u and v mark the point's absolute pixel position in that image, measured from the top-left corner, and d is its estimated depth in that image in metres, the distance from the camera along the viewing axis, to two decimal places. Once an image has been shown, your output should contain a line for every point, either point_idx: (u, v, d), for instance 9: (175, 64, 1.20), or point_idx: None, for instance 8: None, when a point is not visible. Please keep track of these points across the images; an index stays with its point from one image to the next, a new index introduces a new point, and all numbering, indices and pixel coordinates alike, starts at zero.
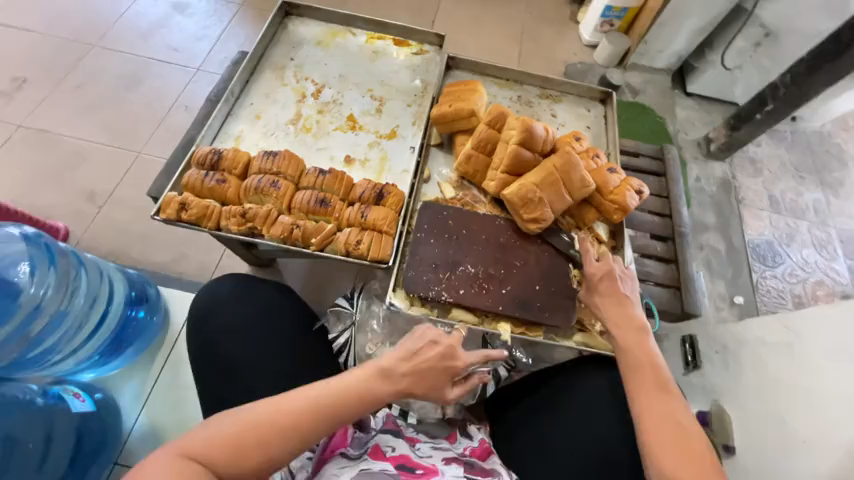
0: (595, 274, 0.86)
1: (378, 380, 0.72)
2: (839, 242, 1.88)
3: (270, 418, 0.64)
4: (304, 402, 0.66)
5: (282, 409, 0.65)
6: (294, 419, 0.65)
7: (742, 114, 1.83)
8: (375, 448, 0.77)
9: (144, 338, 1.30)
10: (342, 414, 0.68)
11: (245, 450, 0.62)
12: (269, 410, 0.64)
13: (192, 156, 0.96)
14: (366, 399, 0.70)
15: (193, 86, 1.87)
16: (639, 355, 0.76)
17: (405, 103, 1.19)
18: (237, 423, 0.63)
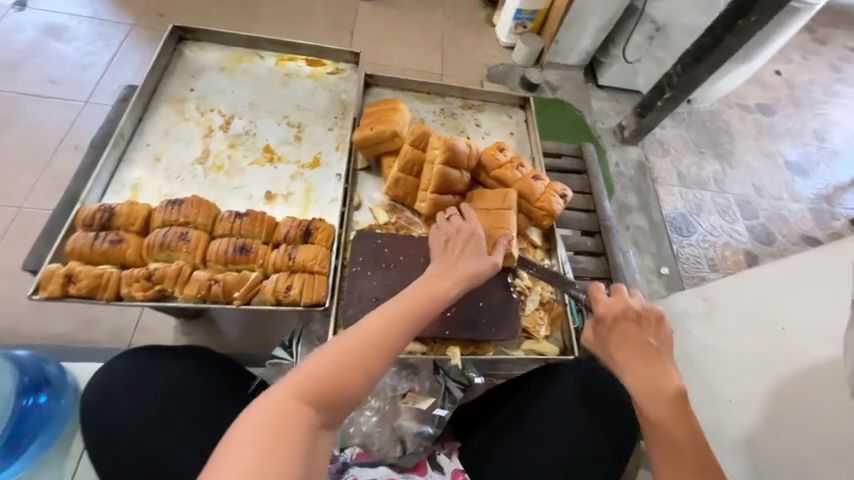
0: (612, 313, 0.73)
1: (435, 281, 0.73)
2: (738, 206, 2.13)
3: (360, 342, 0.61)
4: (383, 318, 0.65)
5: (356, 345, 0.61)
6: (381, 333, 0.63)
7: (646, 103, 2.00)
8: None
9: (51, 428, 1.11)
10: (423, 317, 0.68)
11: (342, 381, 0.58)
12: (354, 338, 0.61)
13: (76, 216, 0.83)
14: (437, 296, 0.71)
15: (82, 121, 1.63)
16: (672, 432, 0.62)
17: (326, 127, 1.13)
18: (327, 358, 0.59)
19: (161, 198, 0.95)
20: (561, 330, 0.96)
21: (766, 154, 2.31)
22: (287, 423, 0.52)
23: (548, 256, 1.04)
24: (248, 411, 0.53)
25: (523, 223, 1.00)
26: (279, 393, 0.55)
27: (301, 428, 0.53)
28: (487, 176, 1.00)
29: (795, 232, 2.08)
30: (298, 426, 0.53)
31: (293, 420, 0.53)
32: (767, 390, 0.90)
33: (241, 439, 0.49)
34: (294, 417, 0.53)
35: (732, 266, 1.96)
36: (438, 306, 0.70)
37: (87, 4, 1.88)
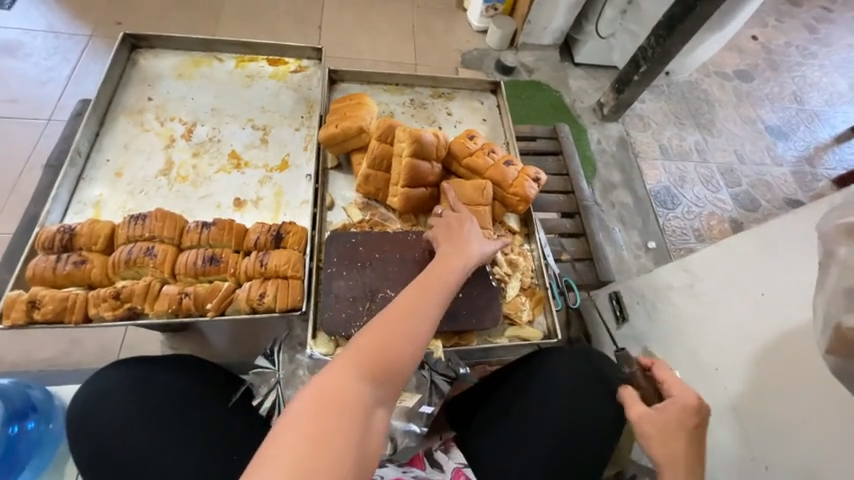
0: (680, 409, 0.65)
1: (452, 258, 0.74)
2: (721, 175, 2.13)
3: (403, 313, 0.61)
4: (416, 289, 0.66)
5: (392, 323, 0.60)
6: (418, 303, 0.64)
7: (623, 78, 1.99)
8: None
9: (43, 453, 1.10)
10: (453, 283, 0.70)
11: (394, 350, 0.58)
12: (396, 310, 0.62)
13: (36, 239, 0.81)
14: (461, 264, 0.73)
15: (46, 140, 1.58)
16: None
17: (293, 127, 1.11)
18: (374, 332, 0.58)
19: (125, 214, 0.93)
20: (545, 314, 0.96)
21: (746, 120, 2.30)
22: (348, 395, 0.52)
23: (527, 241, 1.03)
24: (308, 389, 0.52)
25: (498, 210, 0.98)
26: (336, 369, 0.54)
27: (361, 400, 0.53)
28: (459, 164, 0.99)
29: (778, 196, 2.10)
30: (357, 398, 0.52)
31: (351, 392, 0.52)
32: (750, 357, 0.91)
33: (306, 416, 0.48)
34: (351, 390, 0.53)
35: (718, 235, 1.97)
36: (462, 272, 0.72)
37: (40, 18, 1.82)
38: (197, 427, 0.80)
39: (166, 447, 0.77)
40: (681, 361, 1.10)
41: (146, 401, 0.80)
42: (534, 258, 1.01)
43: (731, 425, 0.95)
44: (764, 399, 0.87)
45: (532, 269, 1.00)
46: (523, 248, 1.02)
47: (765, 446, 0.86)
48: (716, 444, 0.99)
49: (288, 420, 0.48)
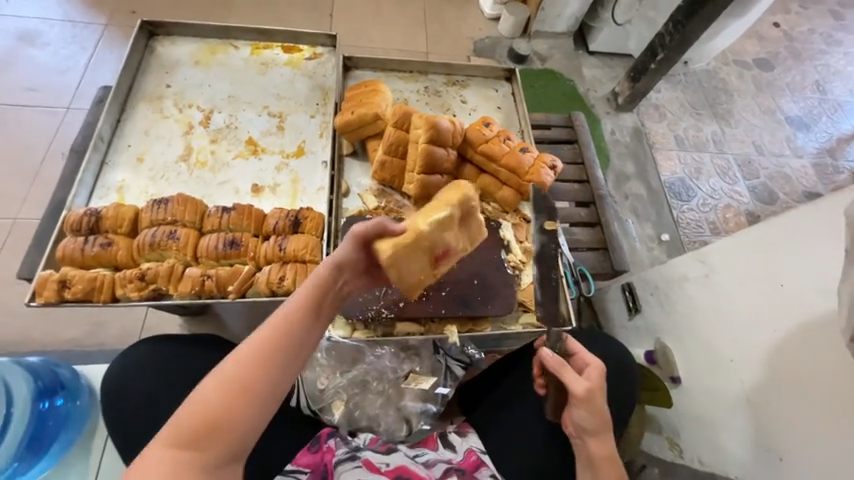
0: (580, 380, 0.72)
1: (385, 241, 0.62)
2: (738, 166, 2.09)
3: (242, 368, 0.50)
4: (261, 336, 0.52)
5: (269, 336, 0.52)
6: (269, 352, 0.51)
7: (639, 66, 1.95)
8: (368, 463, 0.74)
9: (70, 428, 1.15)
10: (316, 315, 0.56)
11: (230, 415, 0.48)
12: (233, 363, 0.50)
13: (64, 222, 0.83)
14: (331, 287, 0.57)
15: (66, 128, 1.61)
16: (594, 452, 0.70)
17: (308, 114, 1.11)
18: (198, 403, 0.48)
19: (147, 198, 0.95)
20: None
21: (766, 111, 2.25)
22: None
23: None
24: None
25: (513, 197, 0.98)
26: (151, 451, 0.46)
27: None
28: (474, 151, 0.98)
29: (797, 189, 2.05)
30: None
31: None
32: (767, 348, 0.90)
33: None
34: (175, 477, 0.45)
35: (734, 228, 1.94)
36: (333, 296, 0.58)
37: (57, 8, 1.84)
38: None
39: None
40: (695, 351, 1.10)
41: (171, 381, 0.82)
42: None
43: (745, 415, 0.95)
44: (780, 389, 0.87)
45: None
46: None
47: (780, 435, 0.86)
48: (728, 434, 1.00)
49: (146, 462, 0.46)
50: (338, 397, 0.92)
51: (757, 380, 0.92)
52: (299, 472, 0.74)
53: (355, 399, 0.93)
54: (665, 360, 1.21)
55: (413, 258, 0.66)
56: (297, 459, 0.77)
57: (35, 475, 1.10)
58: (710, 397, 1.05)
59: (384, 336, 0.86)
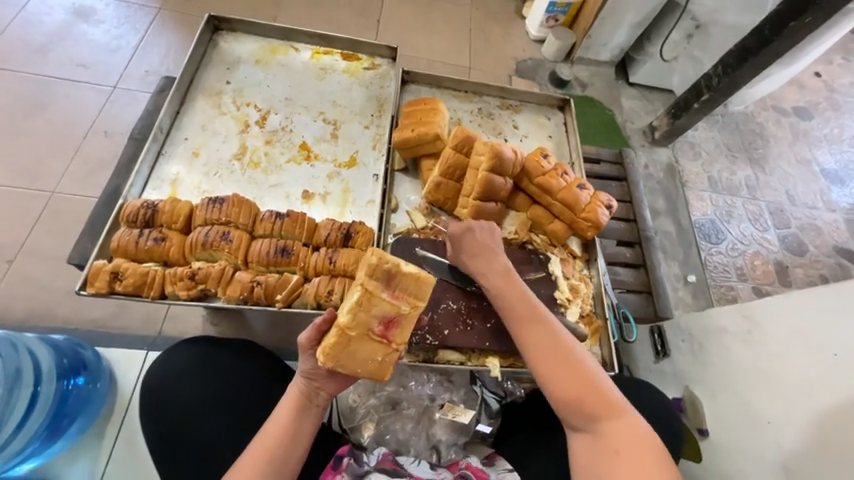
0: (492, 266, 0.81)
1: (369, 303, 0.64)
2: (769, 214, 2.06)
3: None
4: (255, 459, 0.62)
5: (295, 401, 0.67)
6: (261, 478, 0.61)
7: (681, 103, 1.93)
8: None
9: (90, 410, 1.13)
10: (299, 437, 0.66)
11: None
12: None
13: (120, 212, 0.83)
14: (308, 406, 0.67)
15: (110, 108, 1.63)
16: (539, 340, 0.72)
17: (362, 125, 1.11)
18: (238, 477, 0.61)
19: (200, 194, 0.95)
20: (600, 344, 0.94)
21: (801, 160, 2.22)
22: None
23: (587, 267, 1.02)
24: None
25: (564, 232, 0.97)
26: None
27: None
28: (530, 182, 0.97)
29: (827, 243, 2.01)
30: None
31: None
32: (809, 416, 0.88)
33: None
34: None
35: (760, 276, 1.91)
36: (310, 415, 0.68)
37: None
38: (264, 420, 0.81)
39: (233, 438, 0.78)
40: (726, 407, 1.07)
41: (216, 392, 0.82)
42: (594, 285, 1.00)
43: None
44: (816, 462, 0.85)
45: (592, 296, 0.98)
46: (583, 273, 1.00)
47: None
48: None
49: None
50: (369, 419, 0.93)
51: (793, 448, 0.90)
52: None
53: (386, 421, 0.92)
54: (692, 411, 1.17)
55: (360, 339, 0.65)
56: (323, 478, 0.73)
57: (52, 453, 1.10)
58: (741, 456, 1.02)
59: (424, 361, 0.86)
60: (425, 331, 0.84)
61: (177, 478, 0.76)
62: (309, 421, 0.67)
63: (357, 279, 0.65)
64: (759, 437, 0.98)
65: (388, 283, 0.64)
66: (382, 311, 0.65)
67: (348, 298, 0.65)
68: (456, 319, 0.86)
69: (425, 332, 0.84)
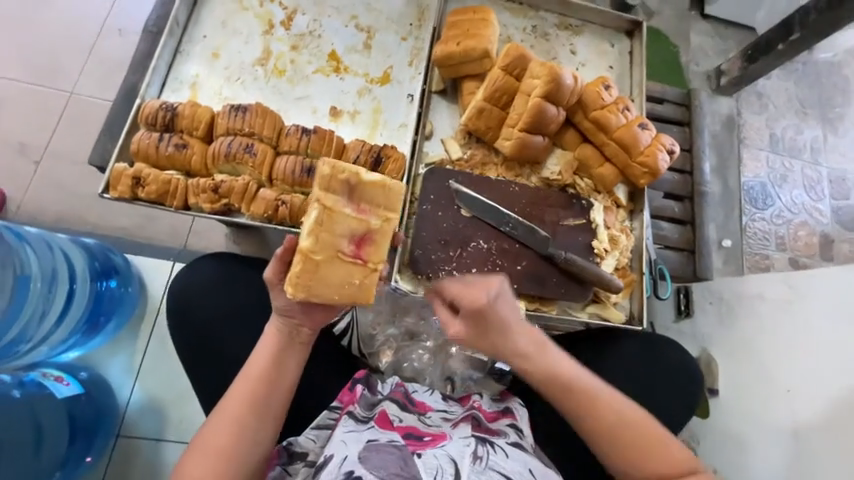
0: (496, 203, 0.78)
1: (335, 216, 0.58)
2: (828, 182, 1.87)
3: (226, 430, 0.61)
4: (241, 390, 0.63)
5: (277, 339, 0.66)
6: (246, 410, 0.63)
7: (760, 44, 1.65)
8: (382, 418, 0.71)
9: (123, 312, 1.20)
10: (284, 372, 0.66)
11: (222, 470, 0.60)
12: (217, 428, 0.61)
13: (138, 112, 0.77)
14: (292, 343, 0.67)
15: (122, 1, 1.47)
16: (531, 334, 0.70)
17: (399, 35, 0.97)
18: (224, 415, 0.62)
19: (221, 101, 0.87)
20: (630, 298, 0.91)
21: None
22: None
23: (630, 218, 0.94)
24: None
25: (613, 177, 0.88)
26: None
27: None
28: (585, 116, 0.86)
29: None
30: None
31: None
32: (836, 390, 0.86)
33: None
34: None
35: (801, 248, 1.79)
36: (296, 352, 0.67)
37: None
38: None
39: None
40: (745, 371, 1.06)
41: (240, 307, 0.82)
42: (634, 238, 0.93)
43: (787, 446, 0.93)
44: (837, 434, 0.84)
45: (631, 248, 0.92)
46: (624, 224, 0.93)
47: (817, 476, 0.86)
48: (759, 456, 0.99)
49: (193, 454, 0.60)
50: (387, 347, 0.93)
51: (814, 418, 0.89)
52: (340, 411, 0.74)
53: (404, 350, 0.93)
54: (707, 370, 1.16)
55: (330, 261, 0.59)
56: (340, 397, 0.76)
57: (93, 346, 1.18)
58: (750, 419, 1.02)
59: None
60: (453, 267, 0.82)
61: (205, 382, 0.80)
62: (294, 358, 0.67)
63: (313, 197, 0.59)
64: (775, 403, 0.97)
65: (350, 196, 0.59)
66: (347, 227, 0.59)
67: (308, 220, 0.60)
68: (486, 259, 0.82)
69: (453, 268, 0.82)
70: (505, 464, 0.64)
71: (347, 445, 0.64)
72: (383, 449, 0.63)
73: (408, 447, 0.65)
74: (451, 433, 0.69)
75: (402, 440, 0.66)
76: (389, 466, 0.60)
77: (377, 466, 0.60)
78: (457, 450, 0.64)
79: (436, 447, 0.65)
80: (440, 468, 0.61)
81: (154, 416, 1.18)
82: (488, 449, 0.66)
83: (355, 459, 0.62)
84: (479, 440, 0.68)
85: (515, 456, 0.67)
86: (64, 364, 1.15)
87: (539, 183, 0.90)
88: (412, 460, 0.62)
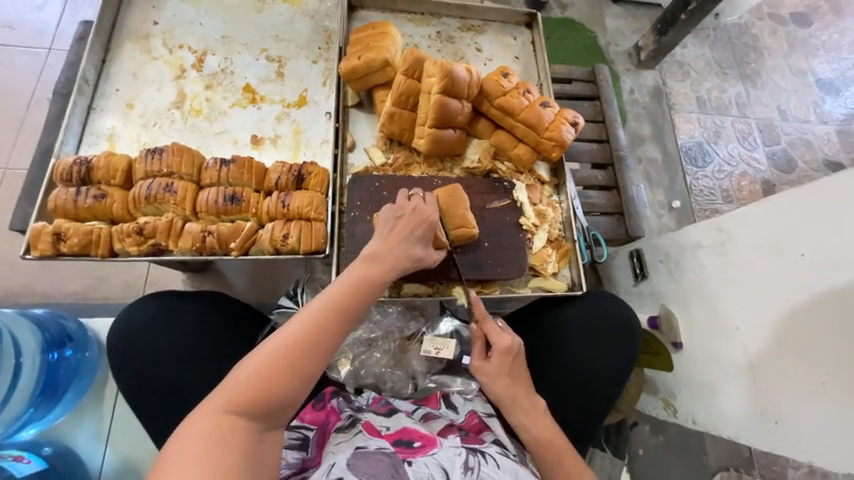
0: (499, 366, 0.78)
1: (375, 263, 0.69)
2: (759, 132, 1.85)
3: (290, 344, 0.58)
4: (313, 312, 0.60)
5: (327, 305, 0.62)
6: (314, 332, 0.59)
7: (667, 16, 1.68)
8: (369, 426, 0.70)
9: (81, 378, 1.15)
10: (357, 306, 0.64)
11: (276, 383, 0.56)
12: (281, 341, 0.57)
13: (53, 171, 0.79)
14: (372, 282, 0.67)
15: (49, 73, 1.49)
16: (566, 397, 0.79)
17: (310, 60, 1.02)
18: (248, 373, 0.55)
19: (140, 148, 0.90)
20: (569, 267, 0.95)
21: (795, 72, 1.94)
22: (225, 438, 0.51)
23: (556, 192, 0.99)
24: (179, 430, 0.51)
25: (529, 156, 0.93)
26: (202, 412, 0.52)
27: (240, 440, 0.52)
28: (491, 104, 0.91)
29: (817, 157, 1.82)
30: (234, 439, 0.51)
31: (227, 437, 0.51)
32: (776, 318, 0.84)
33: (172, 465, 0.47)
34: (227, 432, 0.51)
35: (748, 198, 1.75)
36: (374, 290, 0.66)
37: None
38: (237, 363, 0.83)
39: (206, 382, 0.81)
40: (697, 318, 1.04)
41: (187, 340, 0.83)
42: (563, 210, 0.98)
43: (746, 381, 0.92)
44: (787, 356, 0.83)
45: (561, 221, 0.97)
46: (551, 199, 0.98)
47: (778, 402, 0.85)
48: (723, 398, 0.98)
49: (193, 419, 0.52)
50: (343, 355, 0.93)
51: (762, 348, 0.88)
52: (305, 427, 0.75)
53: (361, 357, 0.93)
54: (667, 326, 1.13)
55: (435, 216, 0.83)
56: (303, 415, 0.78)
57: (53, 419, 1.13)
58: (708, 364, 1.02)
59: (390, 297, 0.86)
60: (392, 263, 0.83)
61: (159, 422, 0.79)
62: (367, 297, 0.66)
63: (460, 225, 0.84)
64: (727, 341, 0.96)
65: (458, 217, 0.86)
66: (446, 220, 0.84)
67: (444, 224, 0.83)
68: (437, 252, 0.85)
69: None
70: (497, 475, 0.60)
71: (335, 455, 0.61)
72: (374, 456, 0.59)
73: (399, 455, 0.60)
74: (442, 441, 0.66)
75: (392, 448, 0.62)
76: (380, 473, 0.55)
77: (367, 473, 0.55)
78: (447, 459, 0.61)
79: (426, 455, 0.61)
80: (432, 478, 0.57)
81: None
82: (479, 459, 0.62)
83: (343, 465, 0.57)
84: (468, 447, 0.65)
85: (506, 466, 0.63)
86: (25, 443, 1.10)
87: (462, 174, 0.95)
88: (403, 467, 0.57)
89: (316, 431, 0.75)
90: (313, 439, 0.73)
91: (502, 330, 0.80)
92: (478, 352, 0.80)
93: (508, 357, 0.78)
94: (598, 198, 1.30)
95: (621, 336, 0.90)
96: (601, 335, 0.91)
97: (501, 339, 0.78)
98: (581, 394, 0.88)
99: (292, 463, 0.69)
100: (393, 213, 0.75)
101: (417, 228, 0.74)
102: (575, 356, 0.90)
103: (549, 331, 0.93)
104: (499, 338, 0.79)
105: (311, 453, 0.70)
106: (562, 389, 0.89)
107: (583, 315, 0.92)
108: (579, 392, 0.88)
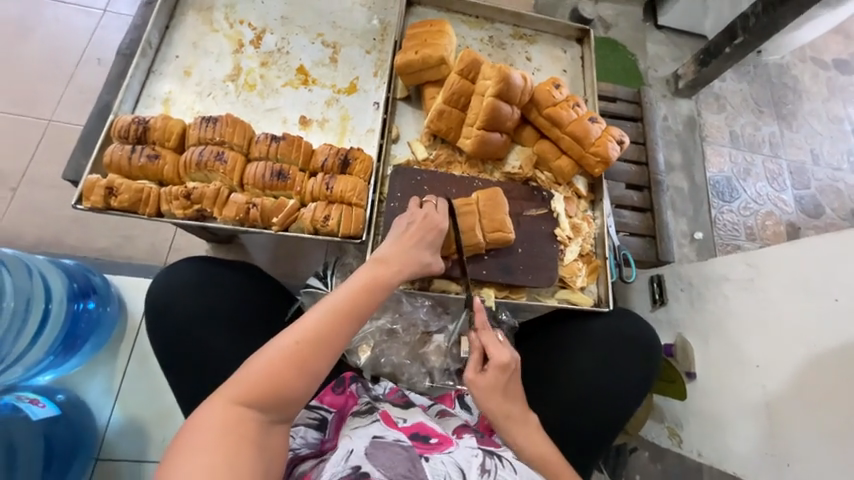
0: (492, 384, 0.76)
1: (383, 267, 0.70)
2: (790, 174, 1.83)
3: (300, 342, 0.59)
4: (323, 311, 0.61)
5: (336, 305, 0.63)
6: (324, 331, 0.60)
7: (711, 48, 1.68)
8: (386, 416, 0.70)
9: (101, 333, 1.17)
10: (367, 306, 0.65)
11: (286, 379, 0.57)
12: (292, 337, 0.59)
13: (111, 127, 0.82)
14: (381, 284, 0.67)
15: (101, 33, 1.53)
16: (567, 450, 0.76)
17: (363, 49, 1.03)
18: (259, 368, 0.56)
19: (193, 115, 0.92)
20: (597, 283, 0.95)
21: (833, 118, 1.92)
22: (236, 430, 0.52)
23: (591, 208, 0.99)
24: (191, 421, 0.52)
25: (570, 169, 0.93)
26: (215, 404, 0.53)
27: (250, 432, 0.53)
28: (538, 113, 0.92)
29: (846, 206, 1.80)
30: (246, 430, 0.53)
31: (240, 428, 0.52)
32: (801, 361, 0.83)
33: (187, 453, 0.48)
34: (238, 424, 0.53)
35: (771, 238, 1.74)
36: (383, 293, 0.67)
37: None
38: (266, 336, 0.85)
39: (233, 351, 0.82)
40: (715, 352, 1.04)
41: (219, 308, 0.84)
42: (596, 226, 0.98)
43: (761, 421, 0.91)
44: (807, 401, 0.82)
45: (594, 236, 0.97)
46: (586, 213, 0.98)
47: (792, 445, 0.84)
48: (734, 436, 0.97)
49: (204, 412, 0.53)
50: (365, 342, 0.94)
51: (782, 389, 0.87)
52: (324, 409, 0.76)
53: (382, 346, 0.94)
54: (683, 356, 1.12)
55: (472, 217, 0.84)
56: (322, 395, 0.79)
57: (69, 368, 1.15)
58: (721, 400, 1.01)
59: (420, 289, 0.87)
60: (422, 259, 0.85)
61: (183, 382, 0.81)
62: (377, 298, 0.67)
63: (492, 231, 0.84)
64: (745, 378, 0.95)
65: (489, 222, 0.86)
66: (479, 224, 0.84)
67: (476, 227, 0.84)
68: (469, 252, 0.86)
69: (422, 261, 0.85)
70: (514, 479, 0.60)
71: (353, 441, 0.61)
72: (391, 448, 0.59)
73: (416, 450, 0.61)
74: (457, 441, 0.66)
75: (409, 442, 0.62)
76: (398, 465, 0.56)
77: (385, 465, 0.56)
78: (464, 459, 0.60)
79: (443, 453, 0.61)
80: (448, 476, 0.56)
81: (131, 439, 1.15)
82: (496, 463, 0.62)
83: (362, 454, 0.58)
84: (484, 449, 0.65)
85: (522, 471, 0.63)
86: (41, 387, 1.13)
87: (501, 178, 0.96)
88: (420, 463, 0.57)
89: (335, 414, 0.75)
90: (331, 421, 0.74)
91: (501, 344, 0.78)
92: (473, 365, 0.77)
93: (504, 374, 0.76)
94: (630, 218, 1.30)
95: (642, 357, 0.90)
96: (616, 351, 0.90)
97: (500, 354, 0.76)
98: (593, 408, 0.88)
99: (311, 443, 0.70)
100: (403, 220, 0.78)
101: (432, 230, 0.77)
102: (589, 371, 0.90)
103: (565, 347, 0.93)
104: (499, 352, 0.77)
105: (328, 435, 0.71)
106: (574, 406, 0.88)
107: (603, 334, 0.91)
108: (592, 407, 0.88)
